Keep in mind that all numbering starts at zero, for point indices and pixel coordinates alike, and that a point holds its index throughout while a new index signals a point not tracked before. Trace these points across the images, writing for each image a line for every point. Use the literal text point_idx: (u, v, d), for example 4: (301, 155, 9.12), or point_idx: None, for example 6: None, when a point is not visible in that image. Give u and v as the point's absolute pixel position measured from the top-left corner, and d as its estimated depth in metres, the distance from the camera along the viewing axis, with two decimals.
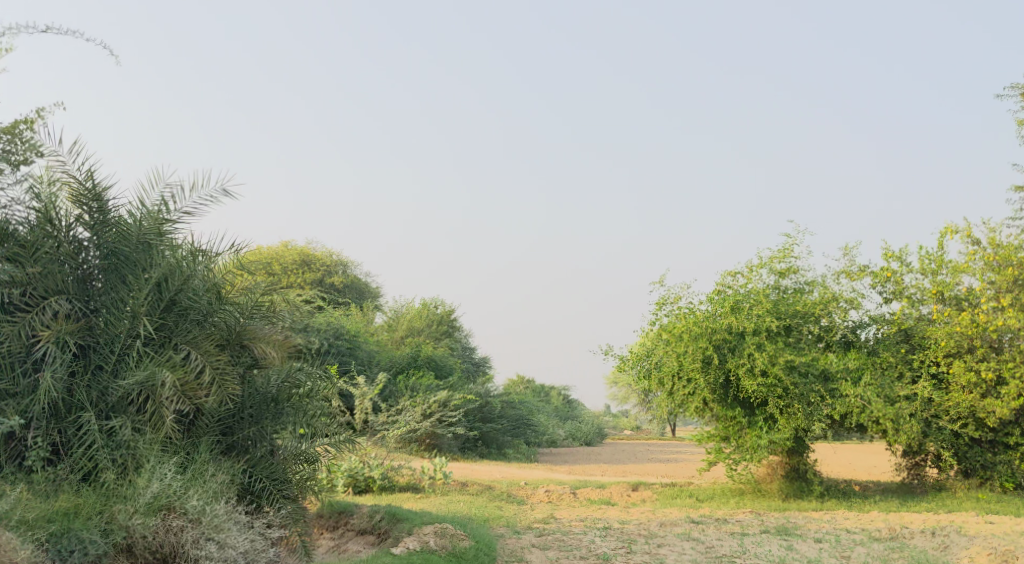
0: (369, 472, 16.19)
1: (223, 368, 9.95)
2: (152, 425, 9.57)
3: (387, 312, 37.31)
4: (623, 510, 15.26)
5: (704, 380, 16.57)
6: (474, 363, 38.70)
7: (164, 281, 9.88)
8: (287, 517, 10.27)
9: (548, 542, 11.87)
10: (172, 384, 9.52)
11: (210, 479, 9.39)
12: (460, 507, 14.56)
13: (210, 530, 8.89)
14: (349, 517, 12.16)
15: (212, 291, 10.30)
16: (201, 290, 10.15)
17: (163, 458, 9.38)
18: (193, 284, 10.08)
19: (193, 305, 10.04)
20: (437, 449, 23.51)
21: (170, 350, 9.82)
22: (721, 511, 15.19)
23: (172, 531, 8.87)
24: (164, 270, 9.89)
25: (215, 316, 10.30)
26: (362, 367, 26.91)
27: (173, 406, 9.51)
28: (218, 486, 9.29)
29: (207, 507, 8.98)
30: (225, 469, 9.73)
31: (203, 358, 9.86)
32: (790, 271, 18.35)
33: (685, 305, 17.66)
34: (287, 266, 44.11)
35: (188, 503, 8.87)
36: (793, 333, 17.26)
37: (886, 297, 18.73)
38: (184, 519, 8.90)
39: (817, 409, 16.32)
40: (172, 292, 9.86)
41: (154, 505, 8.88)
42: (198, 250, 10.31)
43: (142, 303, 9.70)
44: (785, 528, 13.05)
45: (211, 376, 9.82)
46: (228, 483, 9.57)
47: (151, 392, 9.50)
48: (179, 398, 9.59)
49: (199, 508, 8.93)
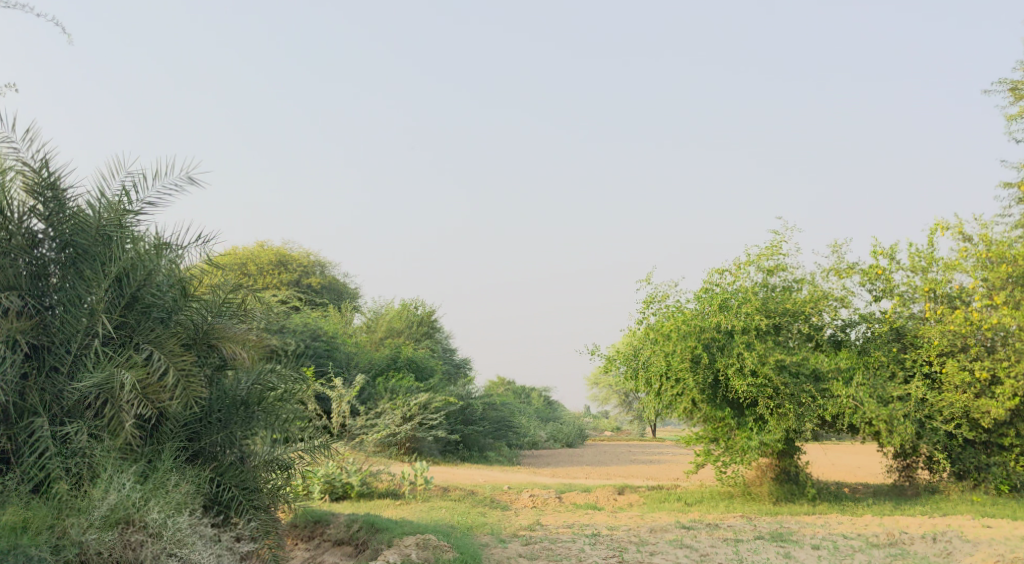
0: (348, 478, 15.66)
1: (189, 369, 9.33)
2: (111, 431, 8.97)
3: (365, 313, 36.68)
4: (610, 516, 14.77)
5: (693, 380, 16.07)
6: (454, 365, 38.15)
7: (126, 276, 9.32)
8: (258, 529, 9.68)
9: (536, 551, 11.33)
10: (132, 386, 8.95)
11: (173, 489, 8.78)
12: (442, 514, 14.01)
13: (172, 545, 8.33)
14: (326, 527, 11.61)
15: (177, 288, 9.72)
16: (165, 286, 9.59)
17: (122, 467, 8.80)
18: (156, 279, 9.50)
19: (156, 302, 9.47)
20: (417, 453, 22.95)
21: (131, 350, 9.23)
22: (711, 516, 14.73)
23: (131, 547, 8.31)
24: (125, 264, 9.31)
25: (180, 314, 9.71)
26: (340, 369, 26.31)
27: (134, 410, 8.93)
28: (182, 496, 8.71)
29: (169, 520, 8.41)
30: (190, 477, 9.14)
31: (167, 359, 9.25)
32: (779, 268, 17.87)
33: (673, 304, 17.19)
34: (262, 267, 43.33)
35: (149, 516, 8.32)
36: (782, 332, 16.78)
37: (875, 295, 18.10)
38: (144, 533, 8.34)
39: (809, 410, 15.85)
40: (134, 288, 9.30)
41: (111, 518, 8.32)
42: (163, 245, 9.72)
43: (100, 300, 9.13)
44: (780, 534, 12.58)
45: (176, 378, 9.21)
46: (193, 494, 8.99)
47: (109, 395, 8.92)
48: (140, 402, 9.00)
49: (160, 522, 8.37)
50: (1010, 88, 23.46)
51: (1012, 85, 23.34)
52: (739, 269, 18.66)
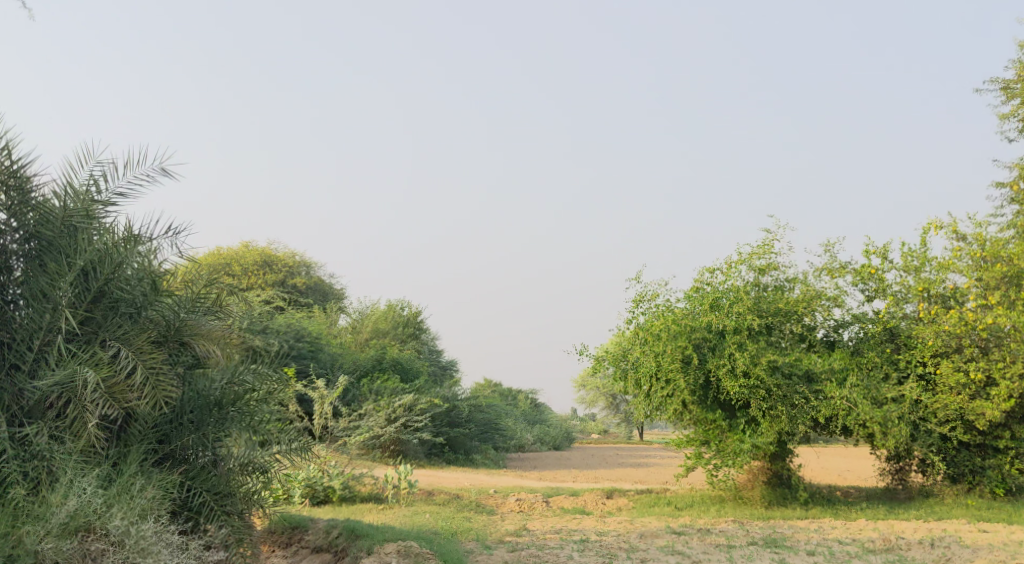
0: (329, 481, 15.29)
1: (159, 368, 8.91)
2: (73, 433, 8.55)
3: (351, 314, 36.23)
4: (598, 520, 14.42)
5: (683, 381, 15.68)
6: (441, 366, 37.72)
7: (92, 270, 8.92)
8: (227, 537, 9.31)
9: (523, 558, 10.94)
10: (96, 384, 8.55)
11: (139, 494, 8.37)
12: (425, 519, 13.61)
13: (134, 554, 7.95)
14: (304, 533, 11.20)
15: (148, 282, 9.26)
16: (135, 280, 9.16)
17: (84, 470, 8.40)
18: (125, 272, 9.08)
19: (124, 297, 9.05)
20: (402, 456, 22.57)
21: (97, 347, 8.84)
22: (702, 521, 14.40)
23: (90, 556, 7.92)
24: (91, 256, 8.90)
25: (150, 310, 9.28)
26: (324, 371, 25.87)
27: (99, 410, 8.52)
28: (147, 502, 8.29)
29: (132, 527, 8.01)
30: (157, 481, 8.73)
31: (135, 356, 8.84)
32: (771, 267, 17.53)
33: (663, 303, 16.86)
34: (247, 267, 42.79)
35: (110, 524, 7.90)
36: (774, 332, 16.43)
37: (867, 295, 17.72)
38: (106, 542, 7.95)
39: (802, 412, 15.51)
40: (101, 281, 8.89)
41: (71, 525, 7.92)
42: (134, 236, 9.31)
43: (64, 295, 8.72)
44: (773, 539, 12.25)
45: (144, 377, 8.81)
46: (160, 499, 8.58)
47: (72, 394, 8.51)
48: (105, 402, 8.60)
49: (122, 530, 7.96)
50: (1002, 87, 23.21)
51: (1004, 82, 23.04)
52: (731, 268, 18.30)
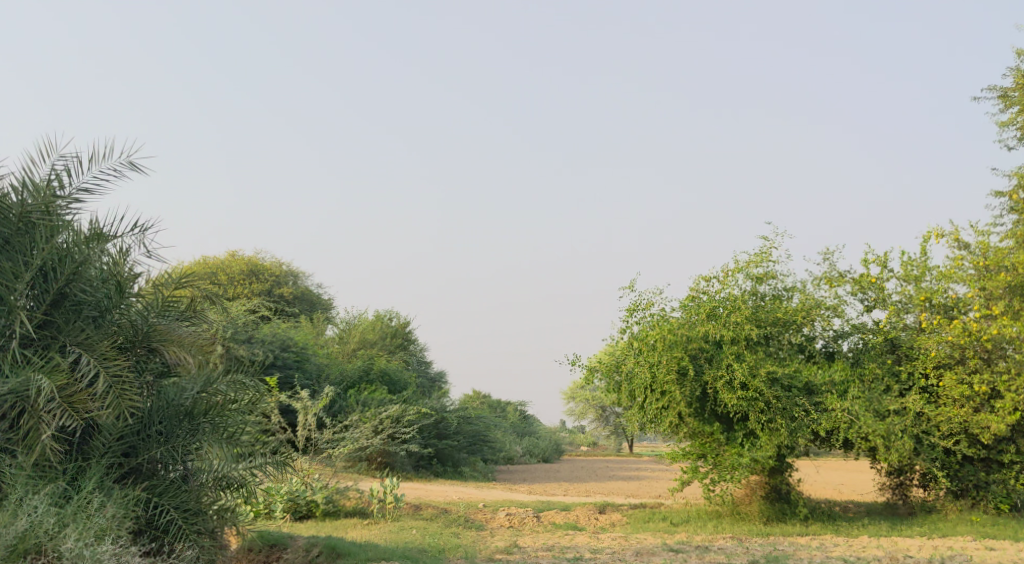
0: (312, 495, 14.70)
1: (123, 376, 8.42)
2: (26, 446, 8.01)
3: (338, 323, 35.62)
4: (591, 537, 13.87)
5: (679, 393, 15.15)
6: (429, 378, 37.13)
7: (51, 271, 8.44)
8: (196, 557, 8.64)
9: None
10: (51, 393, 8.03)
11: (97, 513, 7.81)
12: (411, 535, 13.03)
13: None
14: (283, 551, 10.61)
15: (113, 283, 8.78)
16: (99, 281, 8.69)
17: (37, 487, 7.83)
18: (88, 274, 8.60)
19: (86, 300, 8.58)
20: (388, 469, 22.00)
21: (56, 353, 8.34)
22: (699, 537, 13.85)
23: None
24: (49, 256, 8.41)
25: (115, 314, 8.82)
26: (310, 381, 25.27)
27: (56, 422, 7.98)
28: (105, 521, 7.73)
29: (86, 549, 7.39)
30: (118, 498, 8.16)
31: (97, 363, 8.34)
32: (769, 275, 17.02)
33: (658, 312, 16.37)
34: (233, 276, 42.12)
35: (63, 546, 7.25)
36: (772, 343, 15.97)
37: (867, 305, 17.16)
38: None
39: (801, 425, 15.00)
40: (61, 283, 8.42)
41: (20, 547, 7.27)
42: (98, 234, 8.79)
43: (20, 297, 8.23)
44: (775, 558, 11.69)
45: (107, 385, 8.31)
46: (121, 518, 8.01)
47: (25, 402, 8.01)
48: (64, 412, 8.06)
49: (75, 552, 7.29)
50: (1000, 95, 22.85)
51: (1003, 90, 22.67)
52: (727, 276, 17.80)
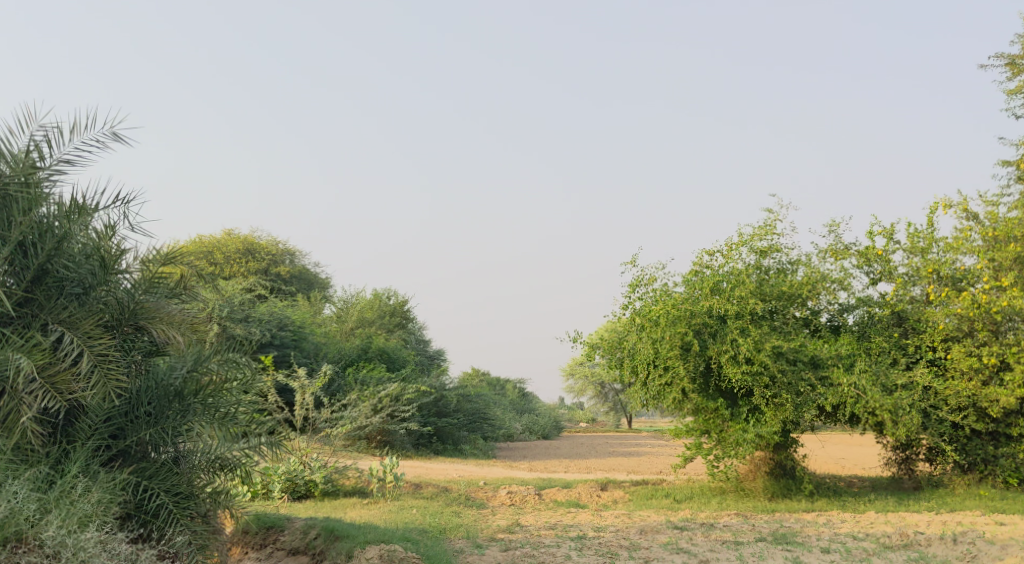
0: (311, 475, 14.45)
1: (108, 355, 8.13)
2: (6, 428, 7.75)
3: (335, 302, 35.32)
4: (594, 514, 13.62)
5: (682, 368, 14.88)
6: (428, 356, 36.85)
7: (31, 245, 8.13)
8: (189, 543, 8.36)
9: (517, 559, 10.12)
10: (31, 372, 7.75)
11: (80, 499, 7.54)
12: (411, 514, 12.75)
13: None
14: (280, 533, 10.36)
15: (97, 258, 8.46)
16: (82, 256, 8.38)
17: (17, 472, 7.56)
18: (70, 248, 8.29)
19: (68, 276, 8.27)
20: (387, 447, 21.77)
21: (37, 331, 8.05)
22: (703, 514, 13.60)
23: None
24: (28, 230, 8.10)
25: (100, 291, 8.50)
26: (307, 360, 25.01)
27: (37, 404, 7.73)
28: (89, 507, 7.46)
29: (69, 537, 7.14)
30: (104, 482, 7.89)
31: (80, 341, 8.05)
32: (773, 249, 16.68)
33: (661, 287, 16.07)
34: (229, 255, 41.77)
35: (44, 534, 7.04)
36: (777, 317, 15.68)
37: (872, 278, 16.83)
38: (40, 554, 7.06)
39: (807, 400, 14.73)
40: (42, 258, 8.11)
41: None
42: (81, 208, 8.47)
43: None
44: (783, 535, 11.42)
45: (91, 365, 8.02)
46: (107, 504, 7.74)
47: (5, 383, 7.73)
48: (46, 393, 7.82)
49: (58, 540, 7.09)
50: (1008, 63, 22.46)
51: (1011, 58, 22.26)
52: (731, 250, 17.46)
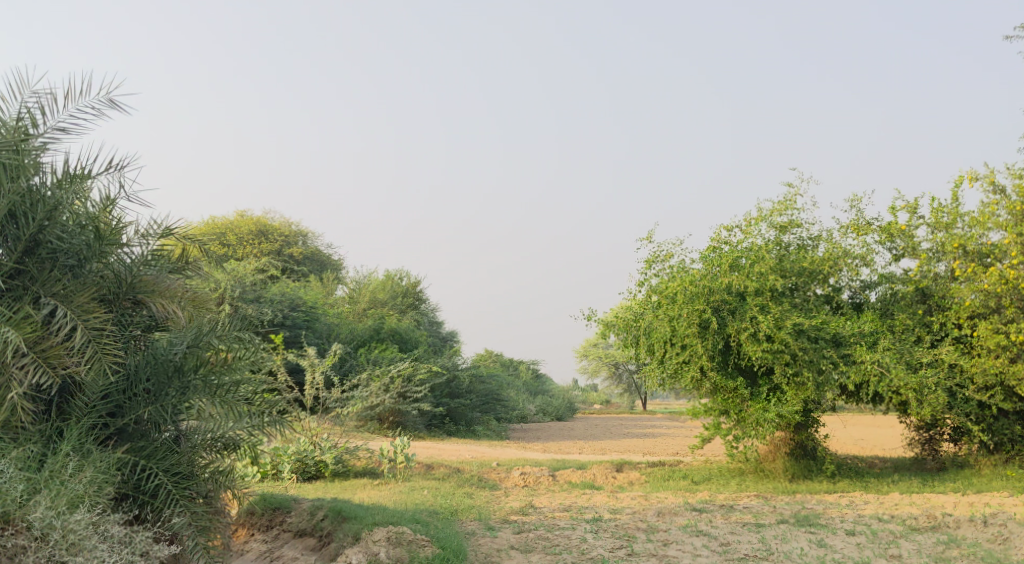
0: (321, 455, 14.16)
1: (102, 330, 7.82)
2: None
3: (348, 283, 35.04)
4: (610, 496, 13.29)
5: (701, 346, 14.49)
6: (441, 337, 36.56)
7: (22, 214, 7.81)
8: (188, 525, 8.06)
9: (530, 542, 9.78)
10: (21, 347, 7.43)
11: (72, 479, 7.28)
12: (422, 495, 12.44)
13: (61, 551, 6.90)
14: (286, 514, 10.08)
15: (92, 229, 8.15)
16: (76, 227, 8.07)
17: (7, 450, 7.32)
18: (63, 219, 7.98)
19: (61, 248, 7.96)
20: (400, 428, 21.51)
21: (29, 304, 7.71)
22: (722, 496, 13.26)
23: (8, 555, 6.89)
24: (19, 199, 7.78)
25: (95, 263, 8.19)
26: (319, 340, 24.74)
27: (28, 381, 7.41)
28: (81, 487, 7.21)
29: (58, 518, 6.95)
30: (98, 461, 7.62)
31: (74, 315, 7.73)
32: (793, 224, 16.23)
33: (678, 264, 15.71)
34: (242, 237, 41.56)
35: (31, 516, 6.86)
36: (797, 294, 15.31)
37: (895, 254, 16.39)
38: (28, 537, 6.89)
39: (829, 378, 14.37)
40: (34, 229, 7.79)
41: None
42: (75, 176, 8.16)
43: None
44: (805, 516, 11.05)
45: (85, 341, 7.72)
46: (100, 484, 7.47)
47: None
48: (38, 370, 7.50)
49: (46, 522, 6.89)
50: None
51: None
52: (750, 226, 17.06)
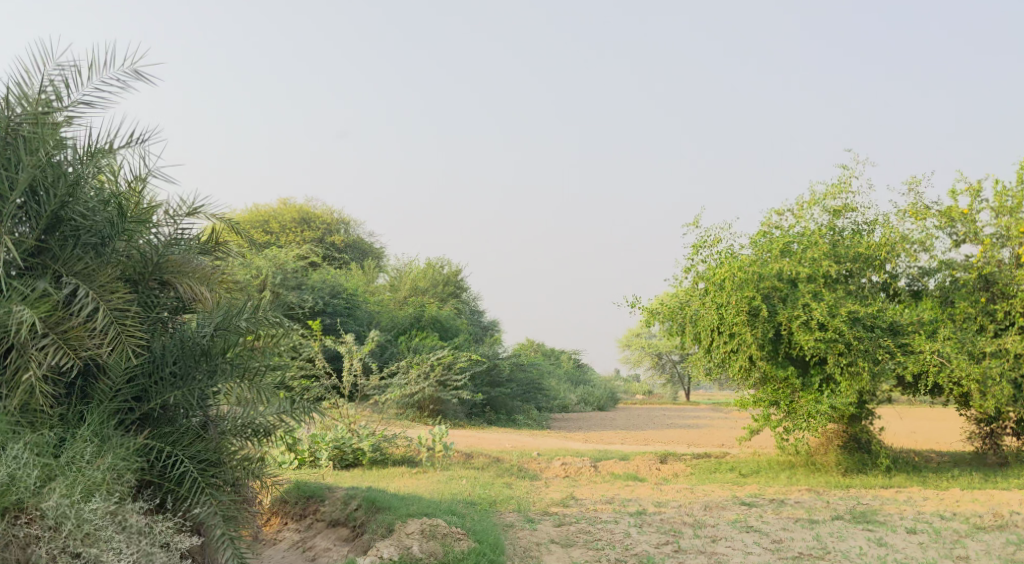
0: (359, 443, 13.85)
1: (125, 310, 7.54)
2: (11, 387, 7.24)
3: (389, 271, 34.81)
4: (654, 488, 12.85)
5: (750, 335, 13.95)
6: (482, 326, 36.22)
7: (43, 191, 7.58)
8: (211, 516, 7.74)
9: (571, 536, 9.37)
10: (38, 327, 7.20)
11: (90, 466, 7.11)
12: (460, 485, 12.08)
13: (76, 541, 6.82)
14: (320, 504, 9.78)
15: (114, 207, 7.91)
16: (97, 205, 7.83)
17: (22, 434, 7.10)
18: (84, 196, 7.75)
19: (83, 225, 7.73)
20: (440, 416, 21.22)
21: (50, 283, 7.51)
22: (772, 490, 12.75)
23: (22, 544, 6.87)
24: (40, 175, 7.55)
25: (117, 242, 7.93)
26: (360, 327, 24.52)
27: (46, 362, 7.17)
28: (99, 475, 7.07)
29: (71, 507, 6.87)
30: (119, 447, 7.42)
31: (95, 295, 7.48)
32: (847, 208, 15.63)
33: (726, 249, 15.20)
34: (285, 224, 41.50)
35: (43, 505, 6.77)
36: (852, 281, 14.67)
37: (955, 240, 15.72)
38: (42, 527, 6.82)
39: (885, 369, 13.75)
40: (54, 206, 7.56)
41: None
42: (98, 153, 7.92)
43: (9, 220, 7.40)
44: (862, 513, 10.51)
45: (106, 322, 7.45)
46: (121, 471, 7.32)
47: (12, 338, 7.22)
48: (56, 351, 7.26)
49: (59, 512, 6.81)
50: None
51: None
52: (802, 210, 16.45)
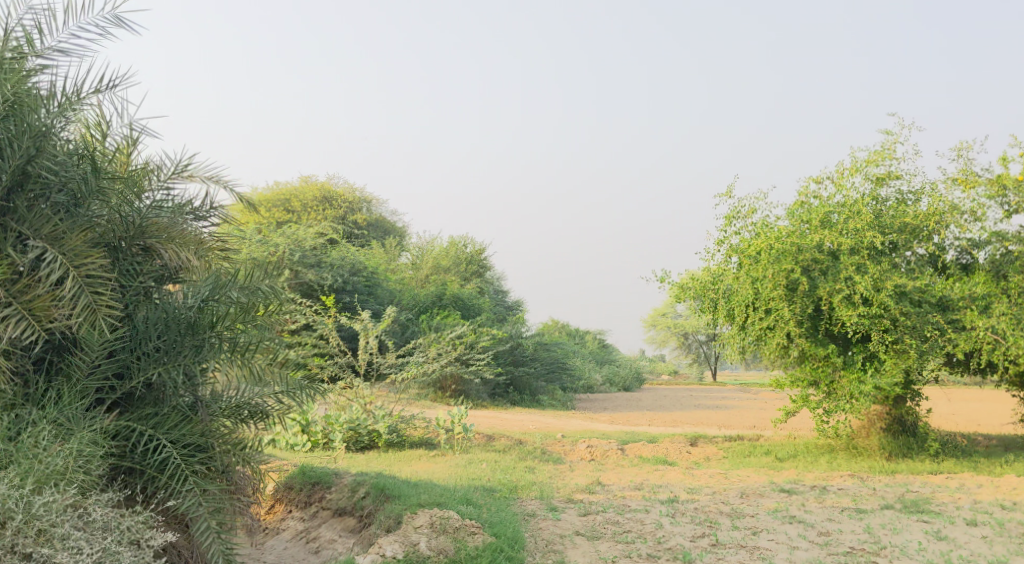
0: (374, 424, 13.16)
1: (98, 279, 6.91)
2: None
3: (411, 249, 34.10)
4: (686, 473, 12.09)
5: (788, 311, 13.14)
6: (506, 306, 35.48)
7: (6, 144, 6.94)
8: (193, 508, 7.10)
9: (598, 527, 8.61)
10: None
11: (47, 454, 6.52)
12: (480, 469, 11.37)
13: (27, 539, 6.26)
14: (326, 491, 9.10)
15: (87, 164, 7.29)
16: (68, 161, 7.20)
17: None
18: (53, 152, 7.10)
19: (52, 183, 7.09)
20: (462, 396, 20.52)
21: (13, 247, 6.88)
22: (811, 475, 11.97)
23: None
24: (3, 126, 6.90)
25: (92, 203, 7.30)
26: (379, 306, 23.82)
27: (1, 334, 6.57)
28: (58, 462, 6.49)
29: (22, 499, 6.30)
30: (88, 430, 6.80)
31: (66, 261, 6.86)
32: (892, 176, 14.70)
33: (762, 220, 14.32)
34: (306, 203, 40.77)
35: None
36: (896, 253, 13.77)
37: (1007, 210, 14.77)
38: None
39: (934, 347, 12.88)
40: (19, 161, 6.91)
41: None
42: (66, 104, 7.26)
43: None
44: (914, 502, 9.69)
45: (76, 291, 6.83)
46: (87, 457, 6.72)
47: None
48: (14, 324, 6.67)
49: (9, 504, 6.25)
50: None
51: None
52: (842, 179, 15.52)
